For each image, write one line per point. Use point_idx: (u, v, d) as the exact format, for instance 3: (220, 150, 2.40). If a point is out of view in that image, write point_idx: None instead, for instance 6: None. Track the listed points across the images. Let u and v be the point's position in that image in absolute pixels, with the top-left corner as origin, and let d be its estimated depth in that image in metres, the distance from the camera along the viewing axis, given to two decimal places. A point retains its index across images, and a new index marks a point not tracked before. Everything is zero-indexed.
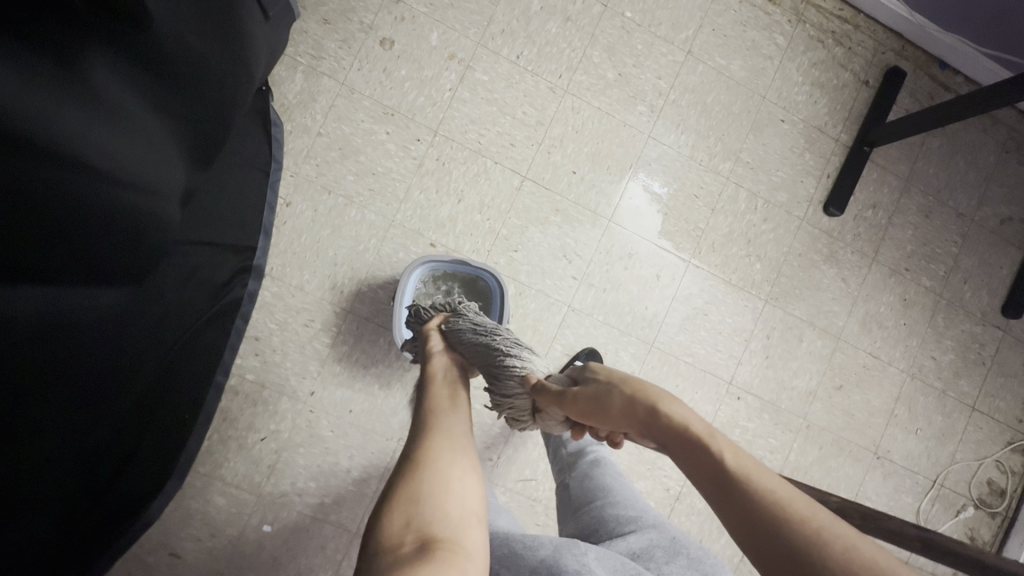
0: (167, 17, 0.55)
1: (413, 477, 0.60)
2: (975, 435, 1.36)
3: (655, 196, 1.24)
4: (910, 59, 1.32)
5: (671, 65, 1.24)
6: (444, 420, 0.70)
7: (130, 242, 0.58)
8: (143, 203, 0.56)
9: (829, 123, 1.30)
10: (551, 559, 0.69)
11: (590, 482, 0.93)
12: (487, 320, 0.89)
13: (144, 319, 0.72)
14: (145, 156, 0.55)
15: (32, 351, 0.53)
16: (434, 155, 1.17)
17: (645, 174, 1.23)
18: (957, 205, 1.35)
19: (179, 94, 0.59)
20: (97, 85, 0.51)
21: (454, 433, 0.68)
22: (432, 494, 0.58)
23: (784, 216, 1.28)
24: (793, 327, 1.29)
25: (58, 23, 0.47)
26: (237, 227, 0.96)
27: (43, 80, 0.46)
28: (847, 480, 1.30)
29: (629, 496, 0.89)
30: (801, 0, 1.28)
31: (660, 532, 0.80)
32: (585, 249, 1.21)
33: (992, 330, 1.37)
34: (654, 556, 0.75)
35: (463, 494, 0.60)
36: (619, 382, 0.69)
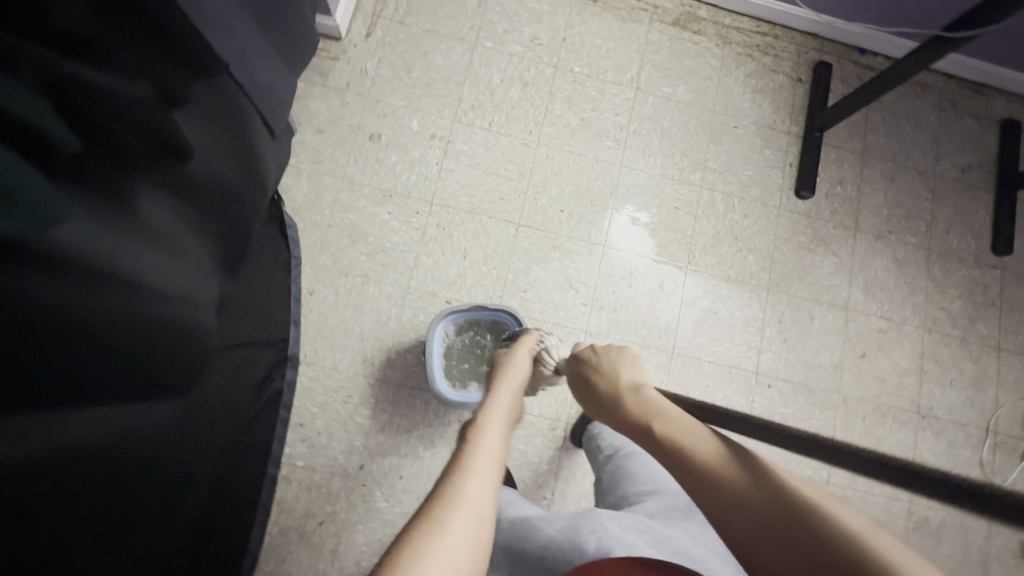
0: (195, 138, 0.51)
1: (437, 509, 0.50)
2: (1011, 374, 1.37)
3: (636, 223, 1.33)
4: (831, 53, 1.48)
5: (625, 103, 1.38)
6: (484, 451, 0.60)
7: (180, 352, 0.49)
8: (185, 315, 0.49)
9: (777, 121, 1.43)
10: (572, 528, 0.74)
11: (620, 467, 0.91)
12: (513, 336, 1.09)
13: (212, 431, 0.76)
14: (182, 269, 0.49)
15: (86, 518, 0.44)
16: (435, 223, 1.28)
17: (623, 205, 1.34)
18: (916, 165, 1.46)
19: (207, 213, 0.53)
20: (143, 213, 0.45)
21: (491, 472, 0.57)
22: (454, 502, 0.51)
23: (761, 208, 1.38)
24: (801, 307, 1.34)
25: (104, 166, 0.42)
26: (269, 322, 1.04)
27: (89, 207, 0.40)
28: (901, 446, 1.30)
29: (642, 468, 0.89)
30: (723, 26, 1.46)
31: (681, 496, 0.81)
32: (588, 276, 1.30)
33: (990, 271, 1.42)
34: (671, 516, 0.77)
35: (486, 512, 0.53)
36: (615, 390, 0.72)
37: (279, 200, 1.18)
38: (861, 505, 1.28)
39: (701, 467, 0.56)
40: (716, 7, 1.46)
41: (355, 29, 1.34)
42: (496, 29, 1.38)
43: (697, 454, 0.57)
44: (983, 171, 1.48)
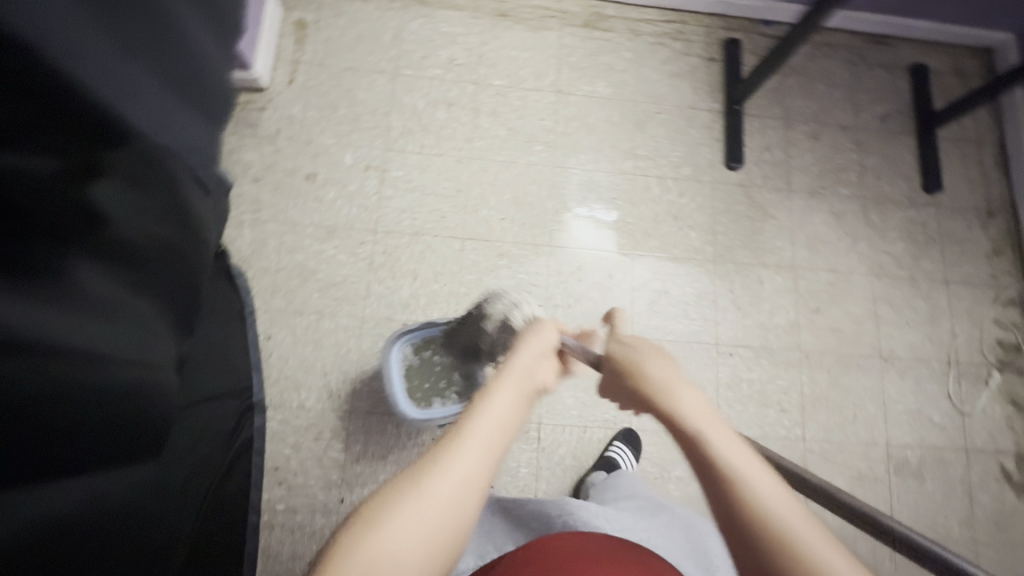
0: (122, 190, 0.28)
1: (394, 495, 0.50)
2: (962, 305, 1.41)
3: (598, 220, 1.37)
4: (739, 29, 1.54)
5: (548, 106, 1.43)
6: (470, 428, 0.55)
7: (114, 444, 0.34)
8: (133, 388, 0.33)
9: (698, 100, 1.48)
10: (544, 513, 0.86)
11: (607, 476, 1.12)
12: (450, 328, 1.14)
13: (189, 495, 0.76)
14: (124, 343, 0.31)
15: None
16: (381, 250, 1.31)
17: (583, 207, 1.37)
18: (837, 121, 1.51)
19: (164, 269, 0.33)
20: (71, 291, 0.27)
21: (473, 451, 0.54)
22: (419, 488, 0.50)
23: (696, 185, 1.41)
24: (750, 273, 1.37)
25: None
26: (230, 374, 1.05)
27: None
28: (868, 392, 1.33)
29: (625, 476, 1.10)
30: (631, 19, 1.52)
31: (649, 497, 1.00)
32: (538, 278, 1.32)
33: (926, 209, 1.47)
34: (640, 508, 0.95)
35: (461, 500, 0.51)
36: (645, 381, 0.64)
37: (223, 253, 1.20)
38: (840, 455, 1.29)
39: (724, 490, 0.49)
40: (622, 3, 1.52)
41: (276, 78, 1.38)
42: (414, 57, 1.42)
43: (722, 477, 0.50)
44: (902, 116, 1.53)
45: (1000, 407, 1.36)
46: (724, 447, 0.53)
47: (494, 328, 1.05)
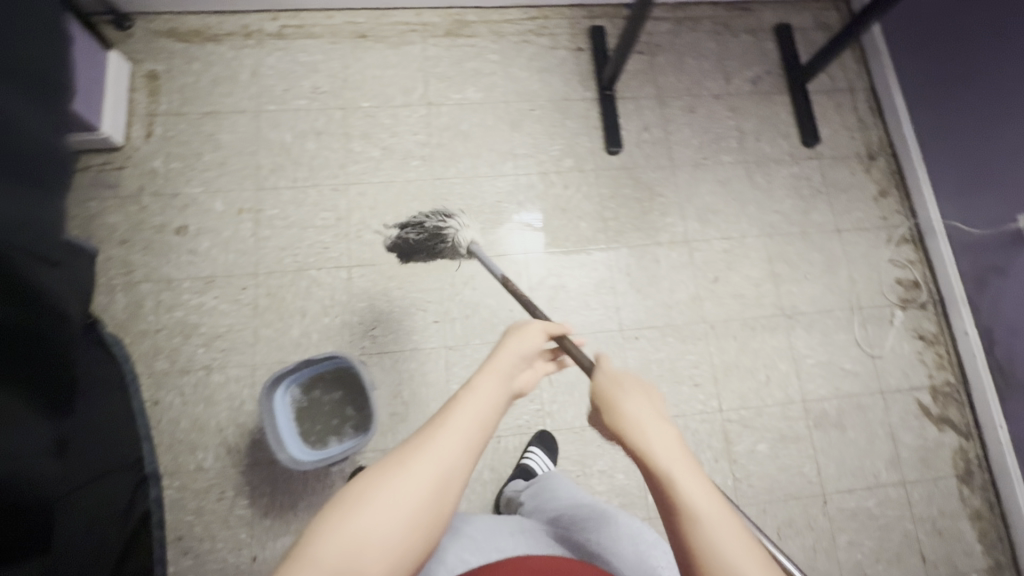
0: None
1: (381, 476, 0.48)
2: (857, 250, 1.43)
3: (531, 226, 1.36)
4: (602, 16, 1.55)
5: (420, 120, 1.41)
6: (460, 409, 0.55)
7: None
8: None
9: (570, 92, 1.48)
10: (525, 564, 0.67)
11: (537, 492, 0.97)
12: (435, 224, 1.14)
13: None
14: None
15: None
16: (264, 292, 1.26)
17: (518, 212, 1.37)
18: (710, 90, 1.53)
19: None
20: None
21: (458, 429, 0.53)
22: (420, 460, 0.49)
23: (579, 174, 1.41)
24: (646, 253, 1.37)
25: None
26: (118, 447, 1.01)
27: None
28: (778, 351, 1.33)
29: (557, 486, 0.97)
30: (493, 21, 1.51)
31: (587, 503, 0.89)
32: (432, 293, 1.29)
33: (808, 163, 1.49)
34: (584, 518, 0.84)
35: (451, 478, 0.50)
36: (631, 417, 0.59)
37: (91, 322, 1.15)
38: (760, 420, 1.28)
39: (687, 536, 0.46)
40: (482, 8, 1.51)
41: (133, 134, 1.33)
42: (275, 91, 1.39)
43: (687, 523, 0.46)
44: (772, 77, 1.56)
45: (909, 343, 1.37)
46: (700, 484, 0.49)
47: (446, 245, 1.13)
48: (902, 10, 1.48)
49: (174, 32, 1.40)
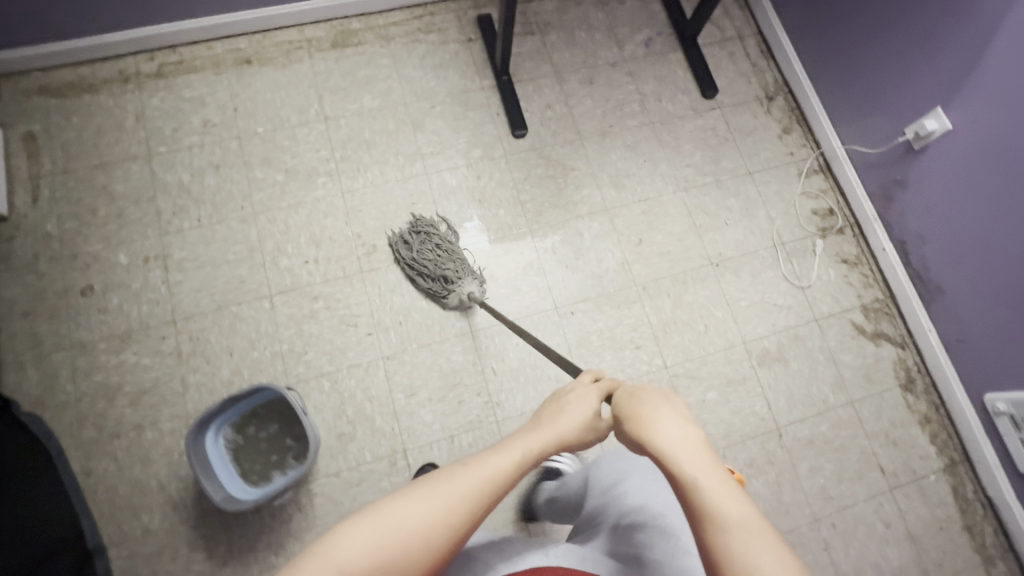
0: None
1: (404, 503, 0.53)
2: (771, 190, 1.46)
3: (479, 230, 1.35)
4: (487, 4, 1.55)
5: (320, 135, 1.38)
6: (489, 464, 0.58)
7: None
8: None
9: (468, 83, 1.47)
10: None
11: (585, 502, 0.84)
12: (429, 235, 1.30)
13: None
14: None
15: None
16: (186, 339, 1.21)
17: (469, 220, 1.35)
18: (606, 60, 1.54)
19: None
20: None
21: (481, 481, 0.56)
22: (453, 488, 0.55)
23: (489, 163, 1.40)
24: (568, 228, 1.37)
25: None
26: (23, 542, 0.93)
27: None
28: (712, 299, 1.35)
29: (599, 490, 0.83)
30: (380, 25, 1.49)
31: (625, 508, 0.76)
32: (361, 307, 1.27)
33: (711, 114, 1.51)
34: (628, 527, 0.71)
35: (470, 513, 0.55)
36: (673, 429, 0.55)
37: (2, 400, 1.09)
38: (706, 370, 1.30)
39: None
40: (366, 14, 1.49)
41: (19, 202, 1.27)
42: (164, 132, 1.34)
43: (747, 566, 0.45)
44: (665, 37, 1.58)
45: (833, 269, 1.41)
46: (738, 500, 0.49)
47: (445, 245, 1.29)
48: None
49: (45, 89, 1.34)
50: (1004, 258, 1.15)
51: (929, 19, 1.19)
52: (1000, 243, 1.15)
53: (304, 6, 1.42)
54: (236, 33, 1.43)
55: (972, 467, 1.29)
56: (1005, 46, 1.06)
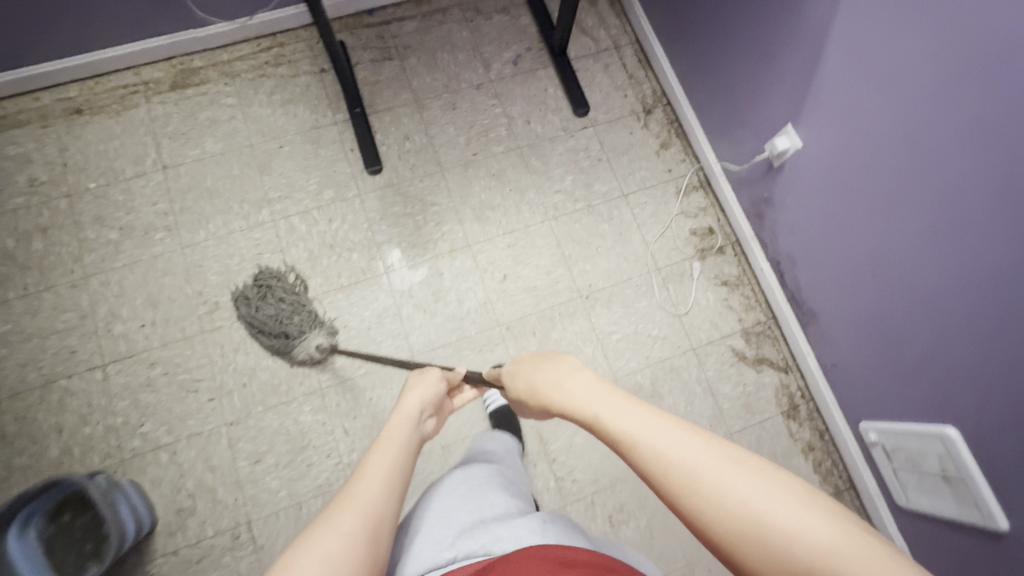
0: None
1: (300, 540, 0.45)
2: (646, 211, 1.38)
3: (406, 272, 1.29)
4: (342, 30, 1.46)
5: (158, 187, 1.29)
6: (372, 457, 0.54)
7: None
8: None
9: (319, 118, 1.38)
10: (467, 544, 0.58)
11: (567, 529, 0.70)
12: (269, 287, 1.22)
13: None
14: None
15: None
16: (11, 419, 1.14)
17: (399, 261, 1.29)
18: (470, 82, 1.45)
19: None
20: None
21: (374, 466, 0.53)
22: (352, 494, 0.50)
23: (342, 204, 1.32)
24: (426, 269, 1.29)
25: None
26: None
27: None
28: (582, 335, 1.28)
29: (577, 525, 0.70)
30: (224, 60, 1.40)
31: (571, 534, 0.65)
32: (202, 370, 1.19)
33: (584, 133, 1.43)
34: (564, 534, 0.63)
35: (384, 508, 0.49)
36: (558, 378, 0.58)
37: None
38: None
39: (671, 473, 0.42)
40: (208, 49, 1.39)
41: None
42: None
43: (659, 462, 0.43)
44: (534, 53, 1.49)
45: (713, 293, 1.34)
46: (670, 432, 0.44)
47: (287, 295, 1.22)
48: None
49: None
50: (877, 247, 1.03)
51: (753, 43, 1.16)
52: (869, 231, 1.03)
53: (133, 46, 1.32)
54: (64, 81, 1.33)
55: (857, 495, 1.24)
56: (829, 43, 0.99)
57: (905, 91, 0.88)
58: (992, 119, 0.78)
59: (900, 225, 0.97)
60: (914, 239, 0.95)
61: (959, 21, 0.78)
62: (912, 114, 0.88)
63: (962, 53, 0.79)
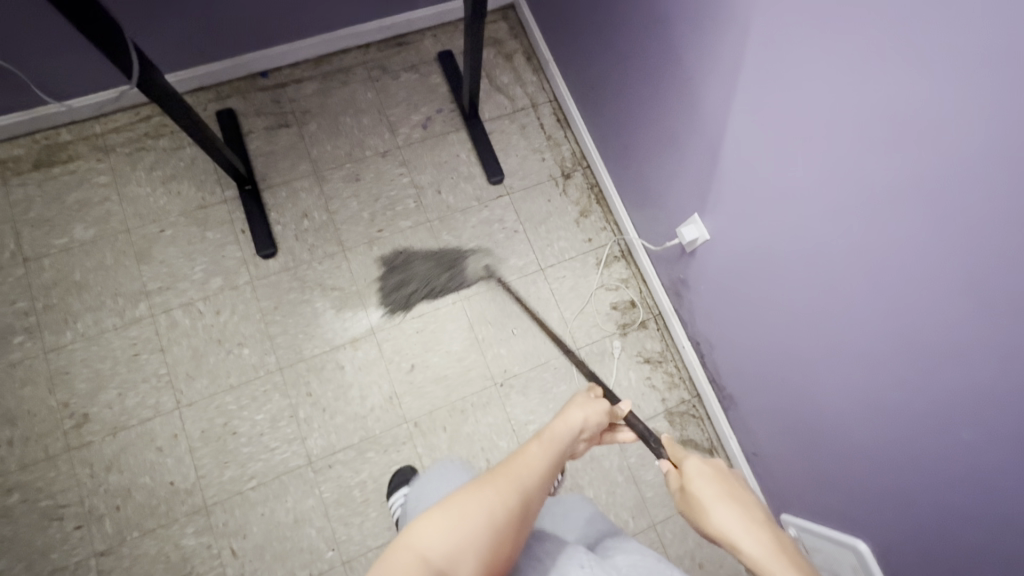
0: None
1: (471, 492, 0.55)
2: (565, 285, 1.31)
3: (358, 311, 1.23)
4: (233, 94, 1.33)
5: (17, 283, 1.16)
6: (537, 457, 0.60)
7: None
8: None
9: (205, 195, 1.26)
10: None
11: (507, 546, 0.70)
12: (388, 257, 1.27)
13: None
14: None
15: None
16: None
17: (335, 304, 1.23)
18: (375, 148, 1.34)
19: None
20: None
21: (533, 467, 0.59)
22: (514, 478, 0.57)
23: (231, 294, 1.21)
24: (323, 364, 1.19)
25: None
26: None
27: None
28: (497, 427, 1.20)
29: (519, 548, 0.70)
30: (96, 132, 1.26)
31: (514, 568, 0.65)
32: (68, 494, 1.07)
33: (499, 201, 1.34)
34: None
35: (528, 495, 0.57)
36: (727, 477, 0.59)
37: None
38: None
39: None
40: (78, 121, 1.25)
41: None
42: None
43: None
44: (446, 114, 1.39)
45: (635, 372, 1.28)
46: None
47: (393, 274, 1.26)
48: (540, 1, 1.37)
49: None
50: (804, 345, 0.94)
51: (660, 115, 1.08)
52: (795, 327, 0.94)
53: None
54: None
55: None
56: (735, 120, 0.90)
57: (817, 186, 0.79)
58: (881, 251, 0.73)
59: (805, 326, 0.92)
60: (839, 344, 0.86)
61: (847, 148, 0.73)
62: (829, 216, 0.79)
63: (853, 173, 0.73)
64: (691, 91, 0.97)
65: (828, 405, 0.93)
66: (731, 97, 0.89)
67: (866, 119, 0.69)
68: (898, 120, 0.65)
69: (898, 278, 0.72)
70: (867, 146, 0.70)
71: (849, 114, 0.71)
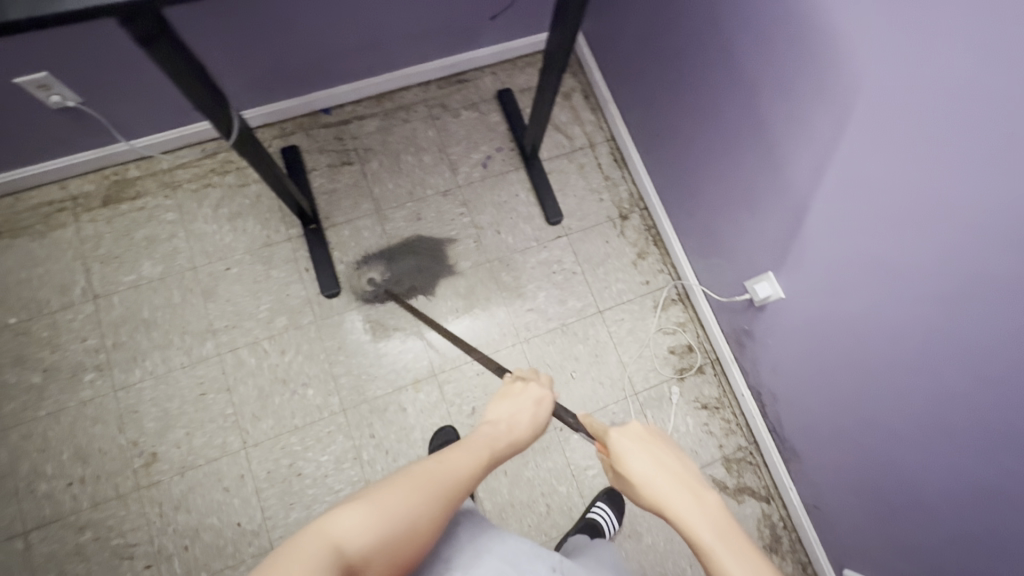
0: None
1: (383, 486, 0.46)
2: (623, 328, 1.31)
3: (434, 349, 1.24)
4: (296, 130, 1.34)
5: (88, 320, 1.17)
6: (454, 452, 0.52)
7: None
8: None
9: (270, 233, 1.27)
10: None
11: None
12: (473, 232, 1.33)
13: None
14: None
15: None
16: None
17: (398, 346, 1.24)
18: (436, 187, 1.35)
19: None
20: None
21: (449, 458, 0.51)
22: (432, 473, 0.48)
23: (296, 334, 1.21)
24: (387, 405, 1.20)
25: None
26: None
27: None
28: (556, 471, 1.21)
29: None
30: (163, 168, 1.27)
31: None
32: (138, 533, 1.08)
33: (557, 242, 1.35)
34: None
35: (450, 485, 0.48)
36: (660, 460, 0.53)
37: None
38: None
39: None
40: (146, 157, 1.26)
41: None
42: None
43: None
44: (505, 153, 1.39)
45: (692, 418, 1.28)
46: None
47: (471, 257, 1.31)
48: (603, 43, 1.37)
49: None
50: (878, 415, 0.94)
51: (733, 172, 1.08)
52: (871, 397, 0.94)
53: (57, 160, 1.19)
54: None
55: None
56: (822, 192, 0.90)
57: (906, 270, 0.80)
58: (973, 342, 0.74)
59: (880, 397, 0.92)
60: (919, 421, 0.86)
61: (943, 240, 0.73)
62: (917, 301, 0.80)
63: (947, 263, 0.73)
64: (771, 156, 0.97)
65: (904, 476, 0.93)
66: (819, 169, 0.88)
67: (967, 216, 0.69)
68: (1001, 223, 0.66)
69: (990, 371, 0.72)
70: (967, 242, 0.70)
71: (948, 210, 0.71)
